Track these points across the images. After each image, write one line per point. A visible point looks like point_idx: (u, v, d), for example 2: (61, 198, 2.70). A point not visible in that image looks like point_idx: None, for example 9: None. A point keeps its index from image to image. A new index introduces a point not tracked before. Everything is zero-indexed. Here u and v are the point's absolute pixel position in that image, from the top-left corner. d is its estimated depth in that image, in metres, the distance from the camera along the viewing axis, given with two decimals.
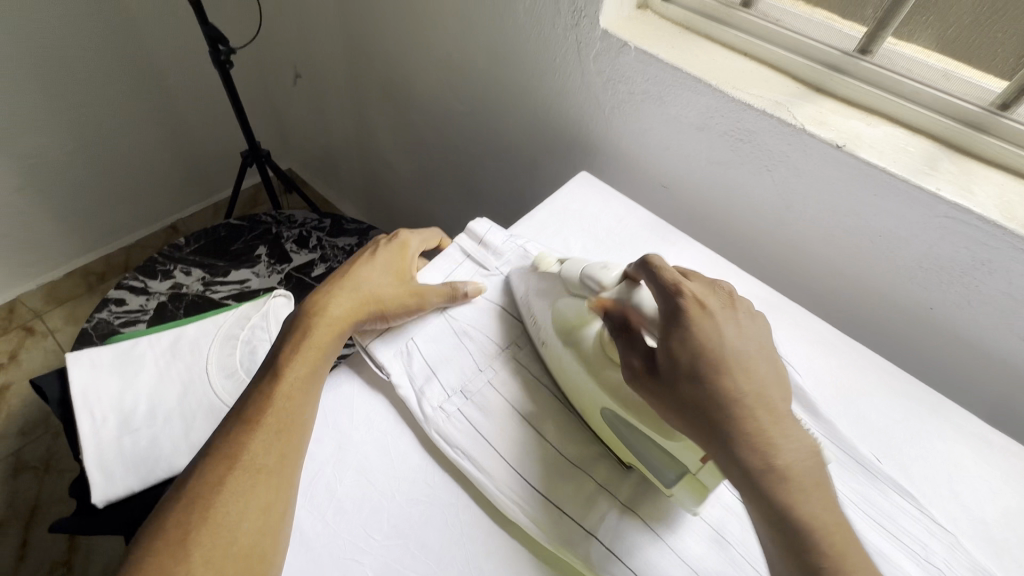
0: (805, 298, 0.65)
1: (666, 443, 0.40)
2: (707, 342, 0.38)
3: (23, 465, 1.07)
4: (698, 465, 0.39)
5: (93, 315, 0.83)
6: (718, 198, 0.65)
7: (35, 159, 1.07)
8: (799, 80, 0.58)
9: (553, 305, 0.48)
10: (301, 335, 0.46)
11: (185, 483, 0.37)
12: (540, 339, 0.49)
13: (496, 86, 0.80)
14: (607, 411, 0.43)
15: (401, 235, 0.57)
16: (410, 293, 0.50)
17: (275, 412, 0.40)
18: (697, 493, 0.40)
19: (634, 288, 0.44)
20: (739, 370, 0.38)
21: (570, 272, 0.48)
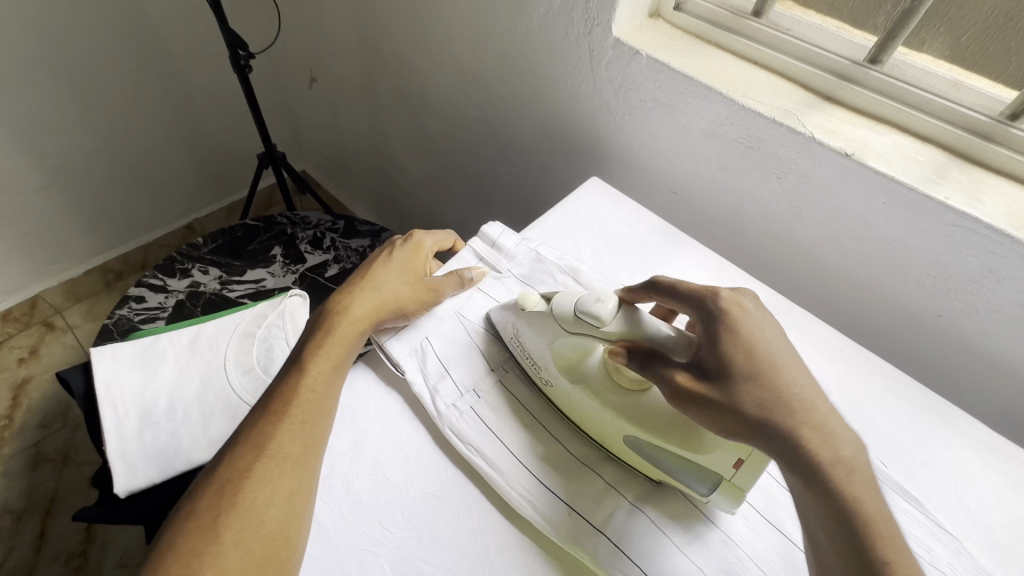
0: (813, 303, 0.66)
1: (696, 456, 0.41)
2: (753, 347, 0.39)
3: (42, 457, 1.09)
4: (732, 471, 0.40)
5: (114, 312, 0.86)
6: (728, 204, 0.66)
7: (59, 158, 1.10)
8: (810, 88, 0.59)
9: (549, 343, 0.47)
10: (324, 332, 0.47)
11: (214, 470, 0.38)
12: (543, 380, 0.48)
13: (509, 91, 0.81)
14: (630, 438, 0.43)
15: (417, 235, 0.57)
16: (426, 290, 0.52)
17: (300, 404, 0.42)
18: (732, 498, 0.42)
19: (636, 317, 0.43)
20: (786, 374, 0.39)
21: (560, 310, 0.45)
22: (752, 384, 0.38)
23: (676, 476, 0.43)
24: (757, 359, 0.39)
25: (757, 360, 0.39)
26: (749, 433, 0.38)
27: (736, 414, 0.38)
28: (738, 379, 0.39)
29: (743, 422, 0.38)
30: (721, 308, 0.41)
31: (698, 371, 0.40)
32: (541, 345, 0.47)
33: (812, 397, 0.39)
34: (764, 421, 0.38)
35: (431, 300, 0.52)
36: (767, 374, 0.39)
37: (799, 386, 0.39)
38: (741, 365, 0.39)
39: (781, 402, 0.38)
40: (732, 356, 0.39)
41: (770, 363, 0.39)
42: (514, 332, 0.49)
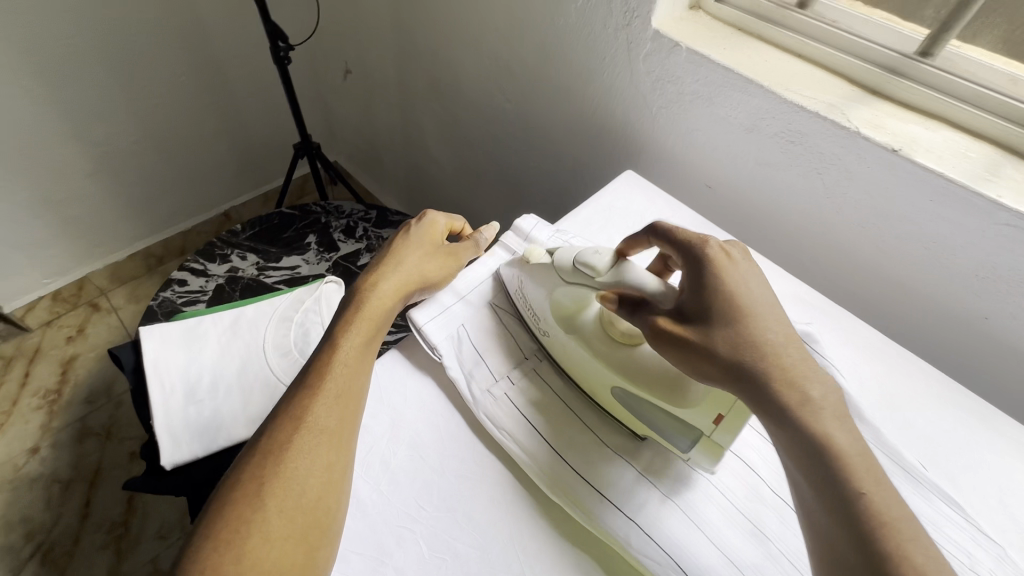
0: (851, 303, 0.65)
1: (679, 411, 0.43)
2: (735, 293, 0.40)
3: (88, 431, 1.15)
4: (711, 428, 0.42)
5: (158, 294, 0.89)
6: (766, 200, 0.65)
7: (107, 146, 1.15)
8: (856, 82, 0.58)
9: (550, 293, 0.50)
10: (352, 311, 0.48)
11: (256, 441, 0.39)
12: (542, 331, 0.51)
13: (544, 84, 0.81)
14: (618, 390, 0.45)
15: (429, 214, 0.57)
16: (447, 257, 0.55)
17: (334, 378, 0.43)
18: (712, 456, 0.42)
19: (628, 268, 0.44)
20: (764, 320, 0.39)
21: (562, 261, 0.48)
22: (728, 327, 0.39)
23: (661, 432, 0.44)
24: (736, 303, 0.40)
25: (738, 304, 0.40)
26: (724, 375, 0.38)
27: (711, 355, 0.38)
28: (715, 322, 0.39)
29: (718, 364, 0.38)
30: (707, 254, 0.42)
31: (678, 315, 0.41)
32: (542, 297, 0.50)
33: (789, 343, 0.39)
34: (740, 363, 0.38)
35: (456, 267, 0.55)
36: (743, 319, 0.39)
37: (774, 332, 0.39)
38: (719, 309, 0.40)
39: (755, 344, 0.38)
40: (711, 300, 0.40)
41: (748, 307, 0.40)
42: (519, 287, 0.52)
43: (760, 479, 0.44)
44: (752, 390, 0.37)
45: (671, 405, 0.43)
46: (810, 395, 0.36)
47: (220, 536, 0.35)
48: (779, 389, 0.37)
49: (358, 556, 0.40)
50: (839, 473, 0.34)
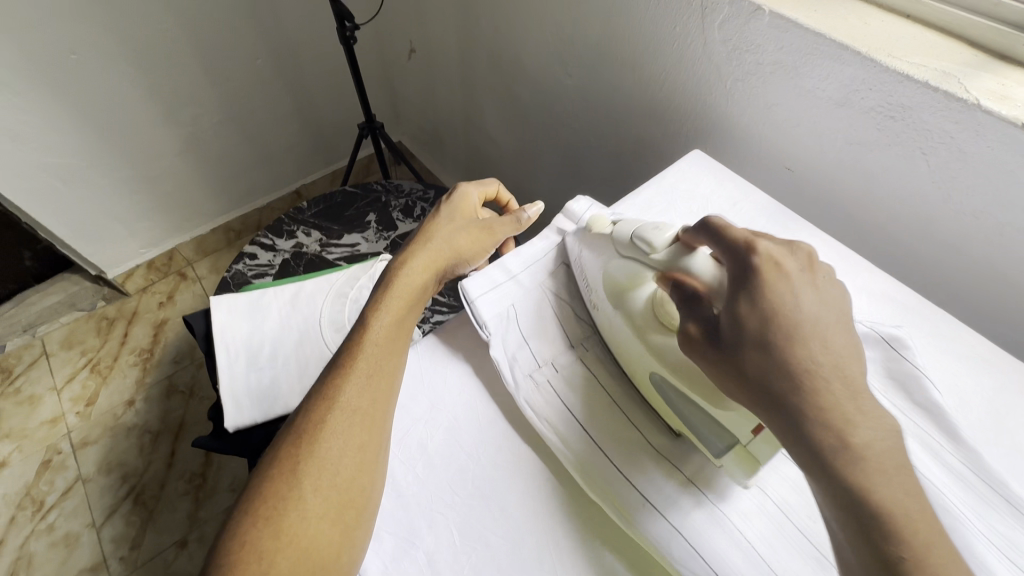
0: (950, 303, 0.57)
1: (718, 413, 0.39)
2: (779, 311, 0.33)
3: (174, 388, 1.27)
4: (750, 437, 0.38)
5: (231, 266, 0.95)
6: (853, 185, 0.58)
7: (192, 127, 1.23)
8: (979, 47, 0.49)
9: (605, 265, 0.47)
10: (384, 291, 0.48)
11: (293, 421, 0.41)
12: (592, 302, 0.48)
13: (609, 58, 0.76)
14: (655, 375, 0.42)
15: (461, 187, 0.57)
16: (484, 234, 0.55)
17: (366, 359, 0.43)
18: (746, 467, 0.39)
19: (688, 252, 0.41)
20: (809, 344, 0.32)
21: (620, 235, 0.46)
22: (763, 349, 0.33)
23: (694, 429, 0.40)
24: (779, 323, 0.33)
25: (778, 322, 0.33)
26: (753, 404, 0.34)
27: (737, 379, 0.34)
28: (746, 340, 0.34)
29: (749, 389, 0.34)
30: (751, 265, 0.36)
31: (711, 327, 0.36)
32: (597, 268, 0.47)
33: (836, 374, 0.32)
34: (769, 391, 0.33)
35: (490, 245, 0.55)
36: (784, 340, 0.33)
37: (818, 359, 0.32)
38: (755, 326, 0.34)
39: (793, 370, 0.32)
40: (745, 317, 0.34)
41: (794, 329, 0.33)
42: (578, 257, 0.50)
43: None
44: (781, 421, 0.32)
45: (708, 402, 0.39)
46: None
47: (259, 513, 0.36)
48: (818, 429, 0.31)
49: (390, 536, 0.40)
50: (933, 522, 0.29)
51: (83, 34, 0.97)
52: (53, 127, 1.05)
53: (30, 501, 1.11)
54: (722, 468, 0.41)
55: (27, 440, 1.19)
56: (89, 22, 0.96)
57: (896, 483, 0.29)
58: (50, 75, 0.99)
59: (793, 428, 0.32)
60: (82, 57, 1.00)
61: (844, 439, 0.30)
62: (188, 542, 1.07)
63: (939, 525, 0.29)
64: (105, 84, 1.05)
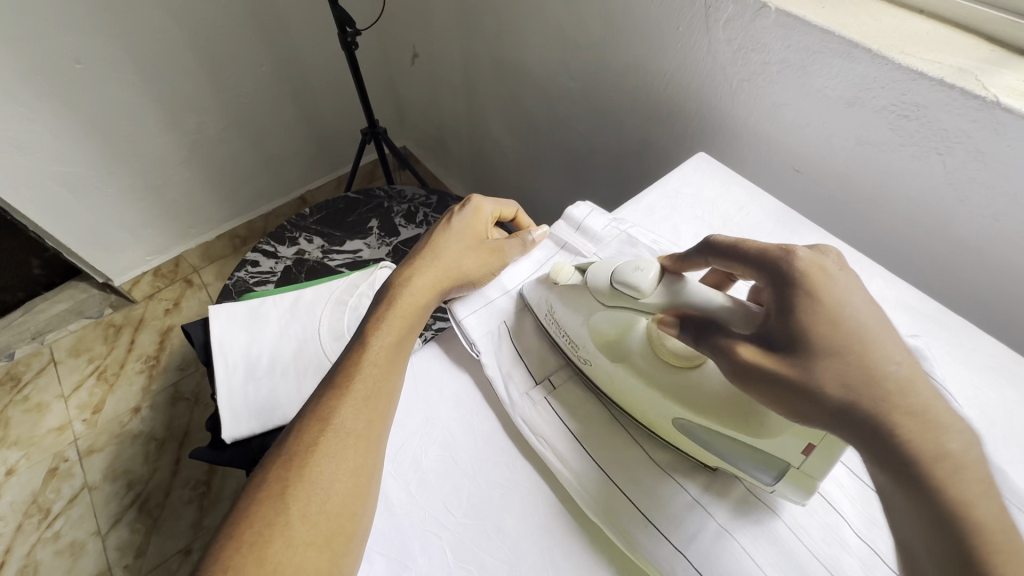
0: (967, 308, 0.54)
1: (759, 443, 0.36)
2: (838, 320, 0.31)
3: (179, 396, 1.26)
4: (800, 459, 0.35)
5: (233, 274, 0.95)
6: (866, 186, 0.56)
7: (196, 134, 1.23)
8: (998, 42, 0.47)
9: (586, 317, 0.44)
10: (385, 308, 0.47)
11: (283, 441, 0.39)
12: (581, 358, 0.45)
13: (611, 59, 0.75)
14: (680, 421, 0.40)
15: (474, 200, 0.55)
16: (490, 254, 0.51)
17: (363, 378, 0.42)
18: (802, 489, 0.36)
19: (679, 285, 0.39)
20: (879, 348, 0.30)
21: (597, 281, 0.43)
22: (836, 360, 0.31)
23: (736, 465, 0.38)
24: (844, 330, 0.31)
25: (843, 330, 0.31)
26: (837, 424, 0.30)
27: (809, 396, 0.31)
28: (814, 350, 0.31)
29: (818, 409, 0.31)
30: (796, 270, 0.34)
31: (763, 342, 0.34)
32: (578, 322, 0.45)
33: (915, 378, 0.30)
34: (846, 406, 0.30)
35: (498, 264, 0.51)
36: (854, 346, 0.31)
37: (896, 363, 0.30)
38: (820, 335, 0.31)
39: (874, 380, 0.30)
40: (805, 327, 0.32)
41: (858, 335, 0.31)
42: (549, 309, 0.47)
43: (841, 519, 0.37)
44: None
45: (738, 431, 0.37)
46: (953, 454, 0.27)
47: (243, 537, 0.35)
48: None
49: (382, 557, 0.39)
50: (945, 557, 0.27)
51: (88, 42, 0.98)
52: (58, 136, 1.05)
53: (37, 509, 1.12)
54: (776, 493, 0.38)
55: (34, 447, 1.19)
56: (92, 31, 0.97)
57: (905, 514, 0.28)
58: (54, 84, 0.99)
59: (880, 450, 0.29)
60: (87, 66, 1.00)
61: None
62: (192, 551, 1.07)
63: None
64: (111, 92, 1.06)
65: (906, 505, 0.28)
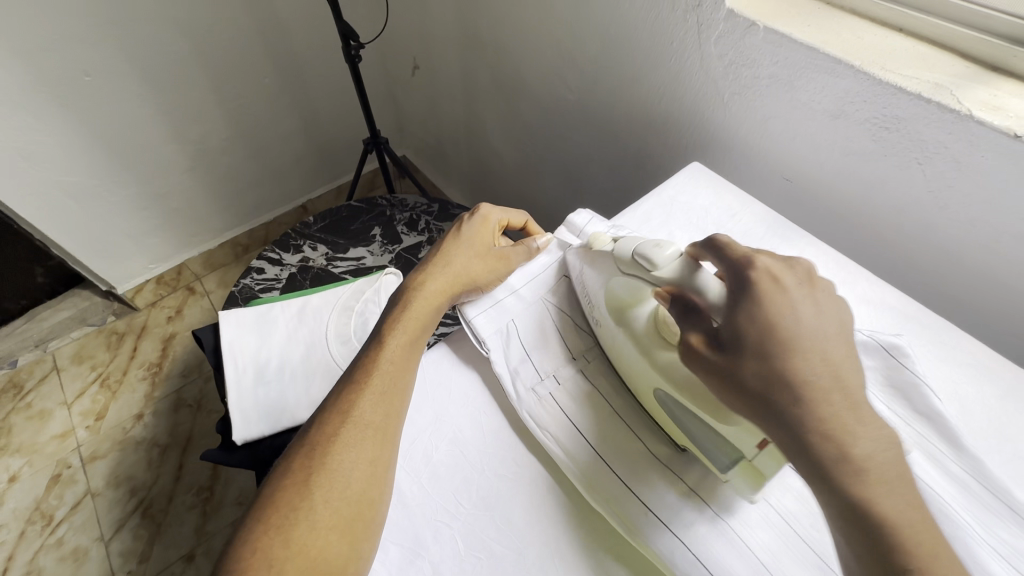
0: (948, 310, 0.57)
1: (724, 428, 0.38)
2: (774, 323, 0.34)
3: (181, 402, 1.28)
4: (754, 451, 0.37)
5: (239, 281, 0.97)
6: (851, 195, 0.58)
7: (201, 144, 1.25)
8: (972, 59, 0.50)
9: (606, 282, 0.47)
10: (401, 310, 0.49)
11: (305, 433, 0.42)
12: (596, 319, 0.48)
13: (606, 73, 0.78)
14: (660, 392, 0.42)
15: (484, 209, 0.58)
16: (497, 261, 0.54)
17: (381, 374, 0.44)
18: (753, 482, 0.39)
19: (696, 269, 0.40)
20: (807, 357, 0.33)
21: (621, 251, 0.45)
22: (770, 358, 0.34)
23: (701, 446, 0.40)
24: (777, 335, 0.34)
25: (775, 335, 0.34)
26: (746, 407, 0.34)
27: (734, 385, 0.35)
28: (746, 350, 0.34)
29: (741, 396, 0.35)
30: (750, 277, 0.36)
31: (711, 338, 0.37)
32: (598, 285, 0.48)
33: (837, 387, 0.32)
34: (768, 398, 0.33)
35: (504, 271, 0.54)
36: (782, 351, 0.33)
37: (819, 372, 0.33)
38: (754, 337, 0.34)
39: (799, 381, 0.32)
40: (743, 330, 0.35)
41: (791, 341, 0.33)
42: (580, 274, 0.50)
43: None
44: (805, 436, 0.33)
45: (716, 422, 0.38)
46: None
47: (271, 521, 0.37)
48: (823, 442, 0.31)
49: (397, 547, 0.41)
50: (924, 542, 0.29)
51: (96, 56, 1.00)
52: (67, 146, 1.08)
53: (40, 515, 1.12)
54: (731, 483, 0.41)
55: (37, 454, 1.20)
56: (102, 45, 0.99)
57: (886, 497, 0.30)
58: (64, 96, 1.02)
59: (795, 440, 0.32)
60: (94, 78, 1.03)
61: (851, 451, 0.31)
62: (195, 556, 1.07)
63: (933, 544, 0.29)
64: (119, 104, 1.09)
65: (889, 488, 0.30)
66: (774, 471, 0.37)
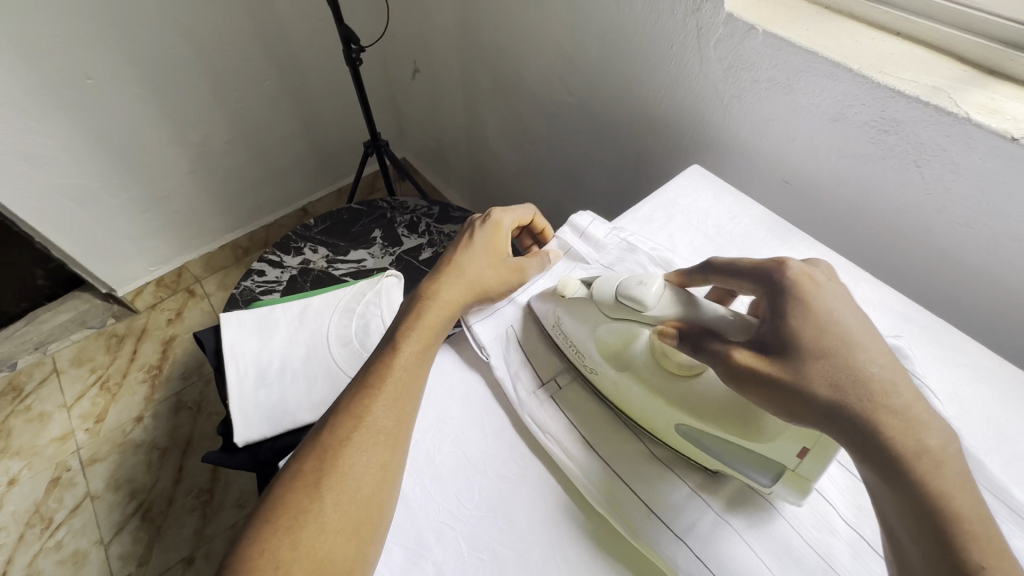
0: (948, 311, 0.57)
1: (757, 447, 0.38)
2: (825, 323, 0.34)
3: (181, 405, 1.28)
4: (796, 461, 0.37)
5: (240, 283, 0.97)
6: (851, 197, 0.59)
7: (202, 146, 1.25)
8: (969, 62, 0.50)
9: (592, 330, 0.47)
10: (414, 315, 0.49)
11: (316, 436, 0.42)
12: (587, 365, 0.48)
13: (606, 76, 0.79)
14: (683, 428, 0.42)
15: (495, 214, 0.57)
16: (511, 272, 0.53)
17: (393, 380, 0.44)
18: (797, 491, 0.38)
19: (690, 303, 0.41)
20: (864, 351, 0.34)
21: (604, 293, 0.45)
22: (824, 361, 0.34)
23: (733, 466, 0.40)
24: (830, 334, 0.34)
25: (828, 334, 0.34)
26: (823, 418, 0.33)
27: (802, 396, 0.34)
28: (806, 354, 0.34)
29: (814, 407, 0.33)
30: (787, 279, 0.37)
31: (757, 348, 0.36)
32: (584, 333, 0.48)
33: (897, 378, 0.33)
34: (836, 402, 0.33)
35: (516, 281, 0.53)
36: (839, 349, 0.34)
37: (877, 364, 0.33)
38: (809, 340, 0.34)
39: (859, 380, 0.33)
40: (796, 332, 0.35)
41: (846, 336, 0.34)
42: (556, 321, 0.50)
43: (833, 508, 0.40)
44: None
45: (743, 438, 0.39)
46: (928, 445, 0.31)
47: (280, 522, 0.37)
48: None
49: (400, 548, 0.41)
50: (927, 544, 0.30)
51: (98, 58, 1.01)
52: (69, 149, 1.08)
53: (39, 518, 1.12)
54: (773, 495, 0.40)
55: (36, 456, 1.20)
56: (104, 48, 1.00)
57: None
58: (66, 99, 1.02)
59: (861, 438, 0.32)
60: (96, 81, 1.03)
61: None
62: (195, 559, 1.07)
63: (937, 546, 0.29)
64: (121, 106, 1.09)
65: (892, 488, 0.30)
66: (820, 474, 0.37)
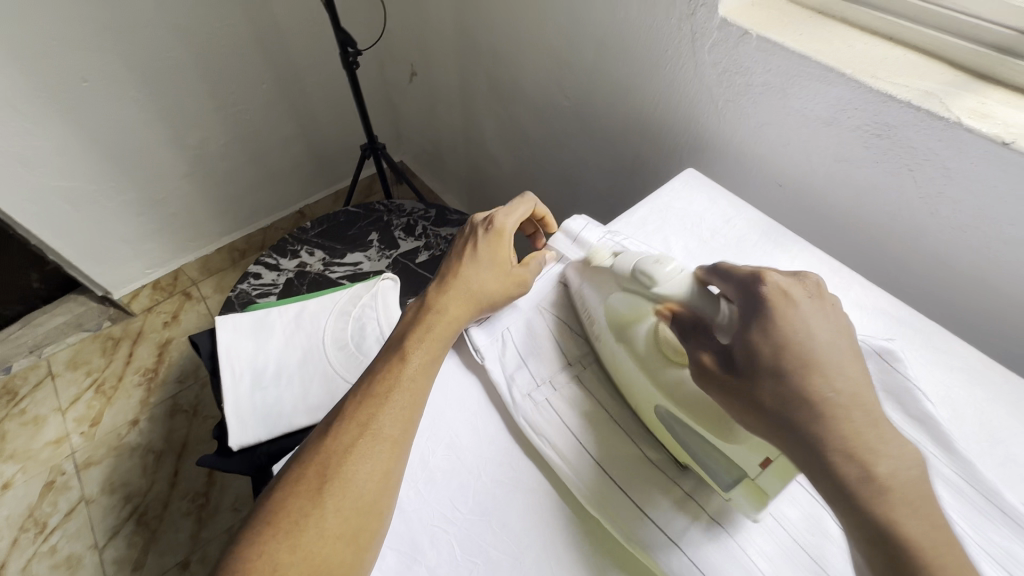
0: (941, 314, 0.58)
1: (727, 447, 0.39)
2: (789, 338, 0.36)
3: (177, 408, 1.27)
4: (758, 471, 0.38)
5: (237, 286, 0.97)
6: (844, 201, 0.59)
7: (198, 149, 1.25)
8: (961, 67, 0.51)
9: (606, 299, 0.48)
10: (425, 324, 0.48)
11: (320, 439, 0.41)
12: (595, 334, 0.49)
13: (602, 80, 0.79)
14: (661, 409, 0.43)
15: (499, 220, 0.56)
16: (514, 282, 0.52)
17: (401, 388, 0.44)
18: (754, 501, 0.39)
19: (702, 292, 0.42)
20: (826, 374, 0.34)
21: (621, 268, 0.47)
22: (780, 378, 0.35)
23: (702, 463, 0.41)
24: (793, 352, 0.35)
25: (791, 352, 0.35)
26: (771, 431, 0.35)
27: (755, 409, 0.36)
28: (762, 370, 0.36)
29: (766, 419, 0.35)
30: (760, 294, 0.38)
31: (722, 357, 0.38)
32: (598, 302, 0.49)
33: (855, 404, 0.34)
34: (784, 419, 0.34)
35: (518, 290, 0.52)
36: (798, 368, 0.35)
37: (835, 390, 0.34)
38: (769, 356, 0.36)
39: (811, 400, 0.34)
40: (757, 347, 0.36)
41: (811, 357, 0.35)
42: (581, 292, 0.51)
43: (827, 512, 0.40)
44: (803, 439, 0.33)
45: (713, 437, 0.39)
46: None
47: (281, 525, 0.37)
48: None
49: (393, 552, 0.41)
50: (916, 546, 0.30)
51: (94, 61, 1.01)
52: (65, 152, 1.08)
53: (33, 522, 1.11)
54: (731, 501, 0.41)
55: (31, 460, 1.19)
56: (101, 51, 1.00)
57: None
58: (62, 101, 1.02)
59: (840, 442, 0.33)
60: (93, 84, 1.03)
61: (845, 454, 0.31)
62: (190, 563, 1.07)
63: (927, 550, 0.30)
64: (117, 109, 1.09)
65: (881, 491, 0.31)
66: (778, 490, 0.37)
